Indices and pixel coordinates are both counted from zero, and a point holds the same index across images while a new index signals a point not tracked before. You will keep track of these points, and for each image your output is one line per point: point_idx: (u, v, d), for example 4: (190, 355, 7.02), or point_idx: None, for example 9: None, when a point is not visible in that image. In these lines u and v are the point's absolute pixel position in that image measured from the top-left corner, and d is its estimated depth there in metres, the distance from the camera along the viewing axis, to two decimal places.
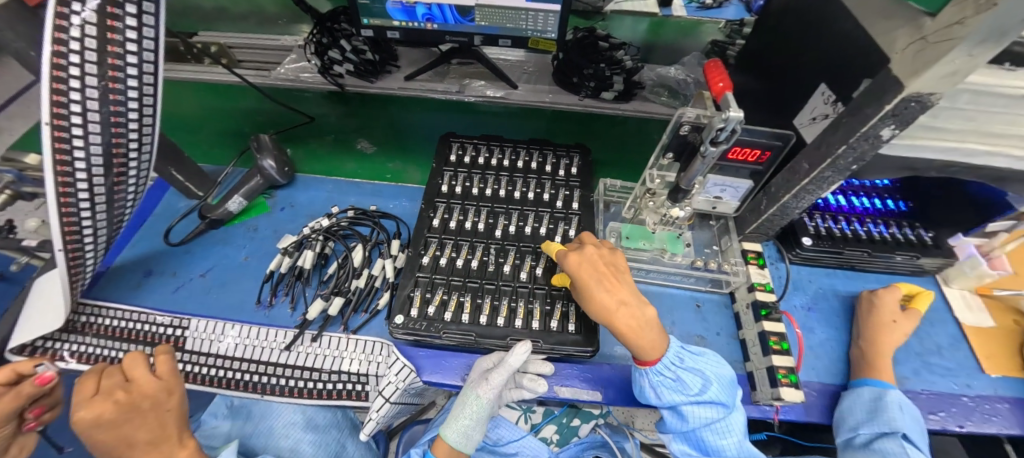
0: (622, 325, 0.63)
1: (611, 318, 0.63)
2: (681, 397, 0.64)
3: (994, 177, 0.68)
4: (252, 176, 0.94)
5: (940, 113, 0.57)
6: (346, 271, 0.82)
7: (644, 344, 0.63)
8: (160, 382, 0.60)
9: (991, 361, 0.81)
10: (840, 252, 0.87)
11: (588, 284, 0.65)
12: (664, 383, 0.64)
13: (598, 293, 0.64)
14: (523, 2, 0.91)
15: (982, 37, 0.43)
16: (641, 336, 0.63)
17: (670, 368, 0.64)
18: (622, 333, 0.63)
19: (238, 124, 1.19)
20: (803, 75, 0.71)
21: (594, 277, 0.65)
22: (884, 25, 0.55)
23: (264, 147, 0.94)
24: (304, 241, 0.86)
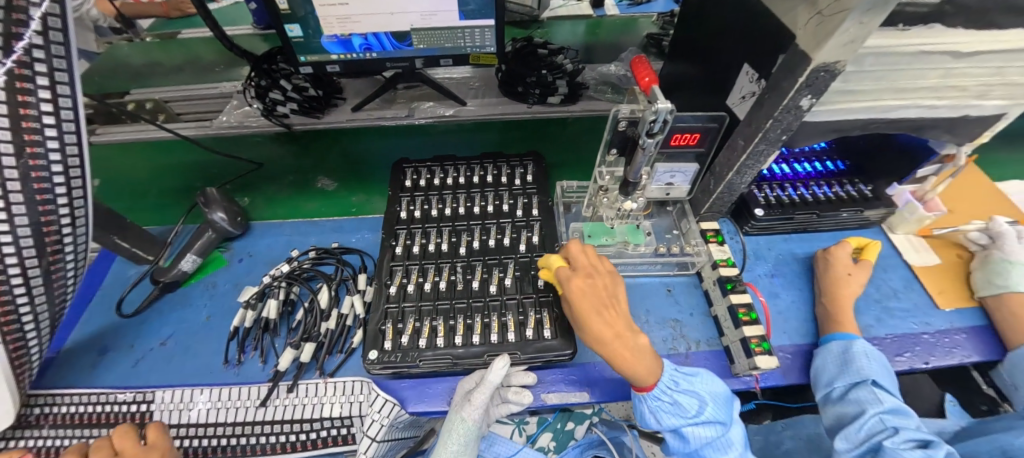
0: (618, 356, 0.63)
1: (608, 349, 0.63)
2: (681, 416, 0.66)
3: (914, 127, 0.73)
4: (203, 232, 0.91)
5: (850, 77, 0.61)
6: (314, 314, 0.79)
7: (640, 375, 0.63)
8: (153, 449, 0.62)
9: (943, 296, 0.86)
10: (791, 218, 0.91)
11: (588, 313, 0.64)
12: (664, 404, 0.66)
13: (597, 322, 0.63)
14: (456, 21, 0.93)
15: (868, 6, 0.47)
16: (638, 366, 0.63)
17: (671, 392, 0.65)
18: (618, 364, 0.63)
19: (186, 179, 1.14)
20: (726, 57, 0.75)
21: (595, 306, 0.64)
22: (784, 5, 0.60)
23: (212, 199, 0.91)
24: (265, 290, 0.83)
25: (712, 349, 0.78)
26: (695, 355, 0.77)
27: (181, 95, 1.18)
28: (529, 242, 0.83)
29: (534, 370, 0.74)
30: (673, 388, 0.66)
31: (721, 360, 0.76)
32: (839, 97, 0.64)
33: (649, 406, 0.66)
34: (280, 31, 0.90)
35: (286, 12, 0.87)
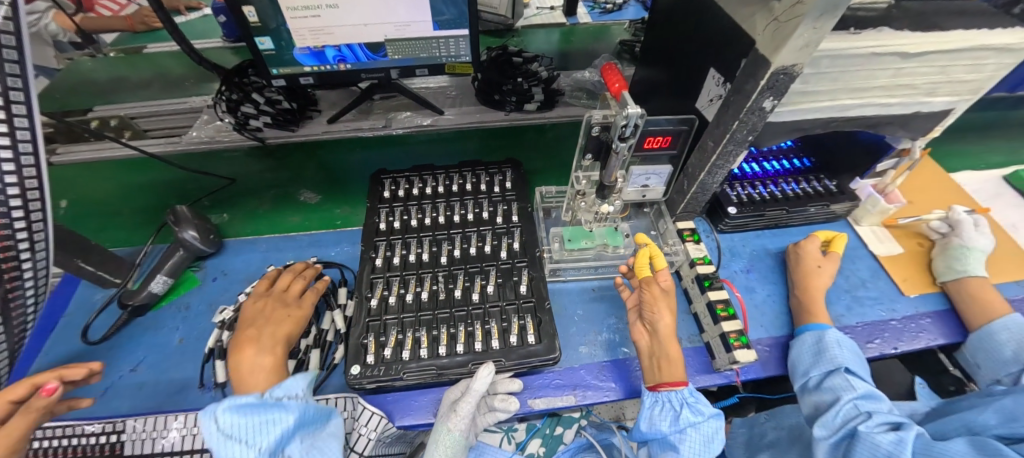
0: (675, 348, 0.70)
1: (670, 338, 0.70)
2: (706, 414, 0.68)
3: (870, 125, 0.77)
4: (175, 250, 0.88)
5: (809, 79, 0.64)
6: None
7: (680, 372, 0.68)
8: (300, 300, 0.77)
9: (908, 283, 0.90)
10: (763, 214, 0.94)
11: (668, 306, 0.72)
12: (694, 402, 0.68)
13: (671, 313, 0.72)
14: (431, 31, 0.93)
15: (819, 12, 0.50)
16: (682, 364, 0.69)
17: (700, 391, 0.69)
18: (671, 352, 0.69)
19: (160, 198, 1.11)
20: (693, 62, 0.77)
21: (673, 306, 0.73)
22: (743, 12, 0.62)
23: (184, 217, 0.88)
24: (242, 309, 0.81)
25: (693, 346, 0.80)
26: (677, 353, 0.78)
27: (148, 111, 1.15)
28: (510, 248, 0.83)
29: (520, 376, 0.74)
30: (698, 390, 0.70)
31: (702, 356, 0.78)
32: (800, 97, 0.67)
33: (685, 406, 0.67)
34: (250, 44, 0.89)
35: (256, 24, 0.86)
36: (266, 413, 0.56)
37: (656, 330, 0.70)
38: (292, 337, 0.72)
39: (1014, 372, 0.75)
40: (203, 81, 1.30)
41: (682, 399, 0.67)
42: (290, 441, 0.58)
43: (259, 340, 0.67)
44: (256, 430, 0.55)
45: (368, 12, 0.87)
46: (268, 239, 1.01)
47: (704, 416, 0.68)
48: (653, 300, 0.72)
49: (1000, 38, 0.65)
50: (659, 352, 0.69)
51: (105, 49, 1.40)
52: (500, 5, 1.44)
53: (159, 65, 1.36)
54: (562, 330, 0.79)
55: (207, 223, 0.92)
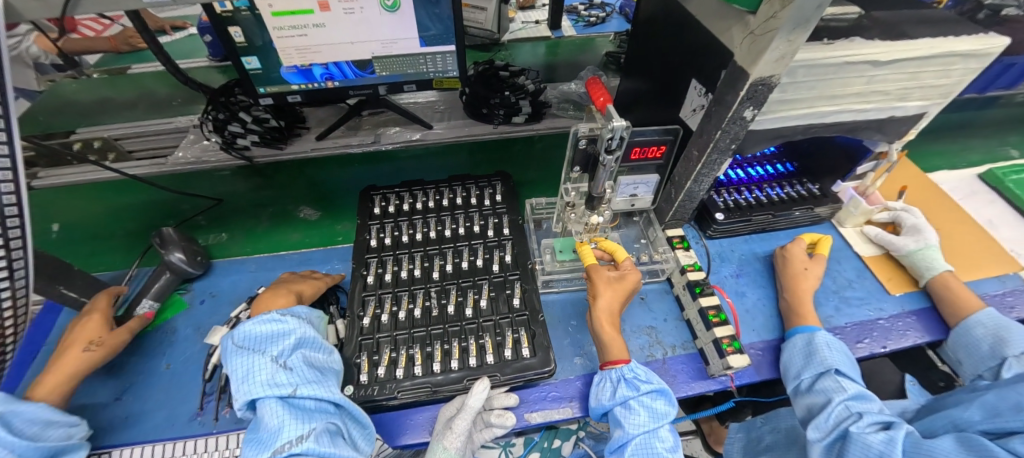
0: (612, 329, 0.72)
1: (607, 320, 0.72)
2: (646, 390, 0.66)
3: (847, 130, 0.79)
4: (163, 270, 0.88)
5: (787, 88, 0.66)
6: None
7: (617, 351, 0.69)
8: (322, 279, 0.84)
9: (893, 283, 0.92)
10: (749, 219, 0.96)
11: (609, 291, 0.74)
12: (633, 379, 0.67)
13: (612, 297, 0.74)
14: (418, 48, 0.94)
15: (793, 25, 0.52)
16: (621, 344, 0.71)
17: (642, 370, 0.68)
18: (605, 332, 0.71)
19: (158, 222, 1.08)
20: (675, 72, 0.79)
21: (618, 291, 0.74)
22: (719, 25, 0.64)
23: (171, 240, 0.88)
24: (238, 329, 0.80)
25: (687, 352, 0.80)
26: (671, 360, 0.79)
27: (133, 132, 1.13)
28: (502, 261, 0.83)
29: (515, 391, 0.73)
30: (644, 369, 0.69)
31: (697, 362, 0.78)
32: (778, 106, 0.69)
33: (622, 382, 0.67)
34: (237, 64, 0.89)
35: (243, 44, 0.86)
36: (277, 326, 0.63)
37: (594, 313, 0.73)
38: (308, 298, 0.77)
39: (993, 366, 0.77)
40: (193, 102, 1.31)
41: (620, 378, 0.67)
42: (293, 353, 0.61)
43: (278, 290, 0.75)
44: (266, 339, 0.61)
45: (355, 31, 0.87)
46: (257, 258, 0.99)
47: (641, 391, 0.66)
48: (594, 285, 0.75)
49: (967, 45, 0.68)
50: (598, 333, 0.72)
51: (89, 73, 1.40)
52: (485, 20, 1.46)
53: (144, 86, 1.37)
54: (555, 343, 0.78)
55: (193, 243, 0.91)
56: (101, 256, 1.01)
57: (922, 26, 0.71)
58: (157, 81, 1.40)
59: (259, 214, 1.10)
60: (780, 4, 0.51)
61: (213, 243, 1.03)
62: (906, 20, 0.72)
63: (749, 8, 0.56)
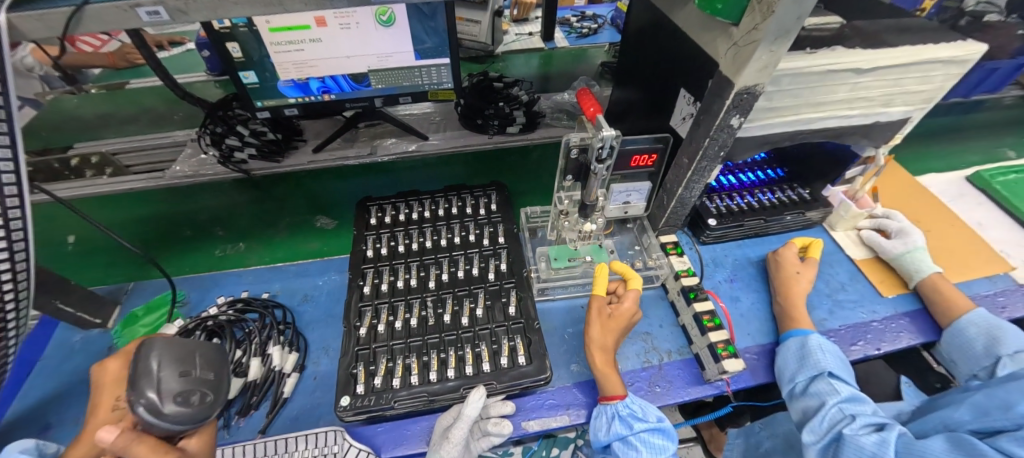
0: (606, 365, 0.71)
1: (601, 360, 0.71)
2: (642, 428, 0.65)
3: (834, 136, 0.81)
4: (190, 348, 0.54)
5: (772, 96, 0.67)
6: (273, 376, 0.75)
7: (613, 386, 0.68)
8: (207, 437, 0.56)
9: (885, 285, 0.93)
10: (742, 224, 0.97)
11: (602, 330, 0.74)
12: (629, 416, 0.65)
13: (605, 337, 0.73)
14: (413, 61, 0.96)
15: (774, 37, 0.54)
16: (617, 379, 0.69)
17: (639, 404, 0.67)
18: (600, 369, 0.70)
19: (172, 227, 1.10)
20: (664, 82, 0.81)
21: (612, 330, 0.73)
22: (705, 37, 0.66)
23: (154, 357, 0.52)
24: (241, 339, 0.79)
25: (683, 357, 0.80)
26: (667, 365, 0.79)
27: (132, 147, 1.15)
28: (497, 269, 0.84)
29: (512, 399, 0.73)
30: (641, 402, 0.68)
31: (693, 368, 0.79)
32: (765, 113, 0.70)
33: (616, 419, 0.66)
34: (234, 78, 0.90)
35: (241, 59, 0.88)
36: None
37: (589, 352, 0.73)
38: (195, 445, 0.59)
39: (987, 365, 0.77)
40: (192, 117, 1.33)
41: (615, 415, 0.66)
42: None
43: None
44: None
45: (350, 45, 0.89)
46: (253, 271, 0.97)
47: (636, 428, 0.64)
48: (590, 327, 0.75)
49: (946, 51, 0.70)
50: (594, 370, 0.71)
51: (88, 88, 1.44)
52: (479, 33, 1.49)
53: (141, 101, 1.40)
54: (551, 350, 0.79)
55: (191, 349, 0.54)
56: (100, 270, 1.00)
57: (902, 34, 0.73)
58: (155, 97, 1.42)
59: (276, 224, 1.11)
60: (760, 17, 0.53)
61: (231, 253, 1.05)
62: (886, 29, 0.74)
63: (731, 20, 0.58)
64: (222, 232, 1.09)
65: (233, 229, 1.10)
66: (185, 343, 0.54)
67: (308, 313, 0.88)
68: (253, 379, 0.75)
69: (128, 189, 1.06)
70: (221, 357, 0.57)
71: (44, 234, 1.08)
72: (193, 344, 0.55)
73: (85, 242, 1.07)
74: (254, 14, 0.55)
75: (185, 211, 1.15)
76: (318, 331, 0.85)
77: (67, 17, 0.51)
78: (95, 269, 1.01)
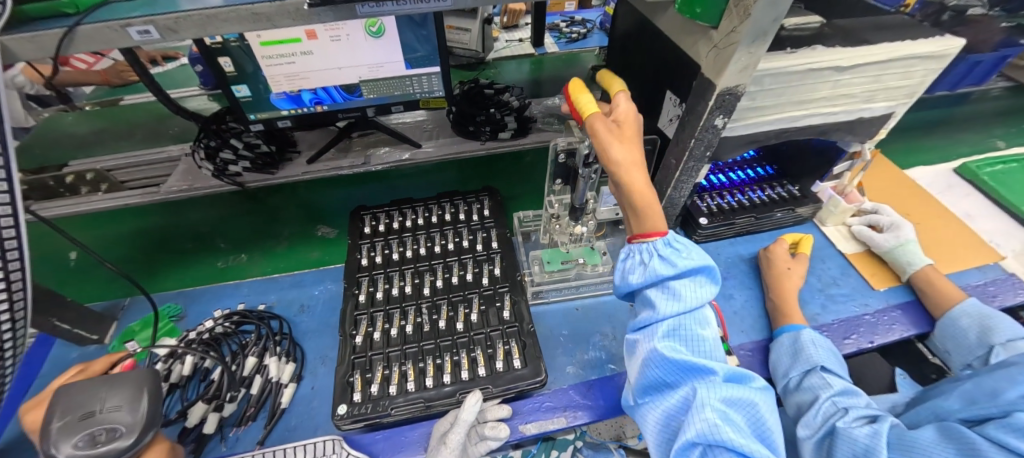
0: (645, 191, 0.59)
1: (637, 185, 0.59)
2: (685, 267, 0.59)
3: (819, 133, 0.82)
4: (101, 385, 0.57)
5: (754, 96, 0.68)
6: (271, 387, 0.76)
7: (654, 219, 0.60)
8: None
9: (876, 278, 0.94)
10: (733, 223, 0.98)
11: (621, 144, 0.60)
12: (669, 254, 0.60)
13: (630, 149, 0.59)
14: (403, 70, 0.97)
15: (752, 39, 0.55)
16: (656, 207, 0.61)
17: (680, 242, 0.61)
18: (638, 198, 0.59)
19: (171, 241, 1.10)
20: (650, 84, 0.82)
21: (630, 140, 0.60)
22: (687, 40, 0.67)
23: (58, 406, 0.54)
24: (238, 352, 0.80)
25: None
26: None
27: (127, 163, 1.17)
28: (491, 274, 0.85)
29: (509, 403, 0.73)
30: (683, 242, 0.62)
31: None
32: (749, 113, 0.71)
33: (656, 257, 0.60)
34: (227, 92, 0.91)
35: (233, 73, 0.89)
36: None
37: (611, 173, 0.60)
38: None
39: (981, 354, 0.78)
40: (186, 132, 1.34)
41: (654, 251, 0.61)
42: None
43: None
44: None
45: (341, 56, 0.90)
46: (250, 283, 0.97)
47: (677, 265, 0.58)
48: (604, 147, 0.60)
49: (924, 47, 0.72)
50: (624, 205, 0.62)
51: (82, 105, 1.46)
52: (470, 41, 1.50)
53: (135, 117, 1.42)
54: (547, 353, 0.79)
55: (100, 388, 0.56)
56: (94, 285, 1.00)
57: (881, 31, 0.74)
58: (150, 113, 1.44)
59: (277, 235, 1.11)
60: (738, 20, 0.55)
61: (233, 264, 1.04)
62: (865, 27, 0.75)
63: (711, 24, 0.59)
64: (224, 243, 1.10)
65: (235, 241, 1.10)
66: (90, 383, 0.57)
67: (304, 323, 0.88)
68: (251, 391, 0.75)
69: (124, 204, 1.07)
70: (136, 382, 0.58)
71: (43, 251, 1.09)
72: (105, 379, 0.57)
73: (86, 257, 1.08)
74: (242, 31, 0.56)
75: (188, 225, 1.15)
76: (315, 341, 0.85)
77: (59, 38, 0.52)
78: (91, 284, 1.01)
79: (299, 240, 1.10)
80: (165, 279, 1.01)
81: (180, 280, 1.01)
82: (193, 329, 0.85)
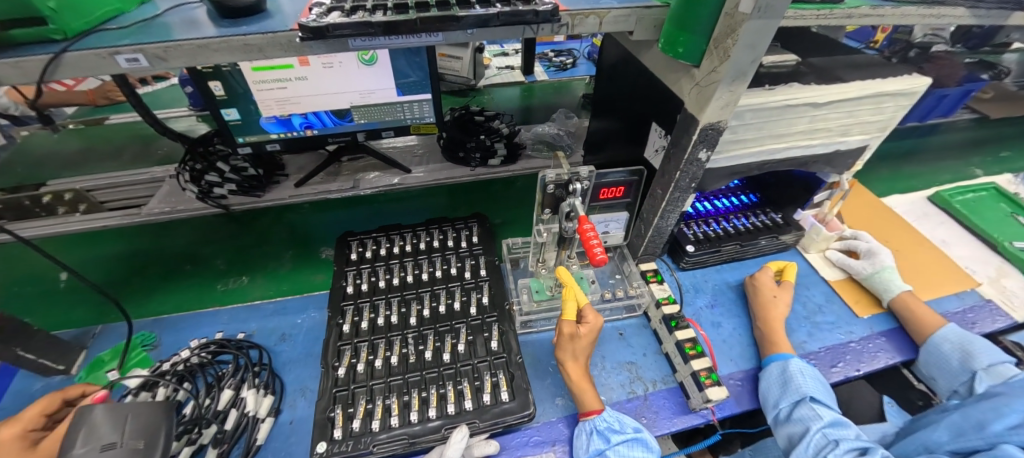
0: (581, 380, 0.71)
1: (577, 374, 0.71)
2: (617, 439, 0.64)
3: (799, 164, 0.85)
4: (123, 410, 0.60)
5: (736, 129, 0.70)
6: (246, 422, 0.73)
7: (589, 400, 0.68)
8: None
9: (860, 305, 0.96)
10: (719, 250, 0.99)
11: (573, 349, 0.72)
12: (605, 430, 0.66)
13: (577, 349, 0.71)
14: (395, 97, 0.98)
15: (732, 78, 0.57)
16: (591, 391, 0.70)
17: (613, 414, 0.67)
18: (575, 385, 0.70)
19: (164, 262, 1.08)
20: (637, 115, 0.84)
21: (584, 347, 0.71)
22: (672, 76, 0.70)
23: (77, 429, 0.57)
24: (215, 384, 0.77)
25: (668, 386, 0.80)
26: (652, 395, 0.79)
27: (107, 184, 1.15)
28: (479, 303, 0.84)
29: (496, 437, 0.71)
30: (617, 412, 0.68)
31: (678, 397, 0.79)
32: (731, 145, 0.74)
33: (593, 434, 0.66)
34: (216, 116, 0.91)
35: (222, 97, 0.89)
36: None
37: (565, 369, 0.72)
38: None
39: (965, 380, 0.78)
40: (173, 153, 1.34)
41: (591, 431, 0.66)
42: None
43: None
44: None
45: (334, 82, 0.91)
46: (230, 310, 0.95)
47: (613, 441, 0.64)
48: (561, 347, 0.72)
49: (894, 86, 0.75)
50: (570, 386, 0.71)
51: (64, 124, 1.45)
52: (461, 68, 1.53)
53: (119, 137, 1.41)
54: (536, 383, 0.78)
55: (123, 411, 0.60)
56: (78, 308, 0.97)
57: (854, 70, 0.78)
58: (136, 134, 1.42)
59: (280, 256, 1.10)
60: (718, 60, 0.57)
61: (233, 287, 1.02)
62: (839, 65, 0.79)
63: (692, 62, 0.62)
64: (225, 264, 1.08)
65: (235, 261, 1.09)
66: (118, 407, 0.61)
67: (285, 353, 0.86)
68: (224, 426, 0.71)
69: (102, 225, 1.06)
70: (158, 417, 0.62)
71: (28, 272, 1.06)
72: (128, 406, 0.61)
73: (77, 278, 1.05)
74: (234, 61, 0.56)
75: (187, 247, 1.13)
76: (295, 372, 0.83)
77: (44, 63, 0.51)
78: (76, 307, 0.97)
79: (302, 262, 1.08)
80: (154, 303, 0.98)
81: (174, 303, 0.98)
82: (167, 359, 0.82)
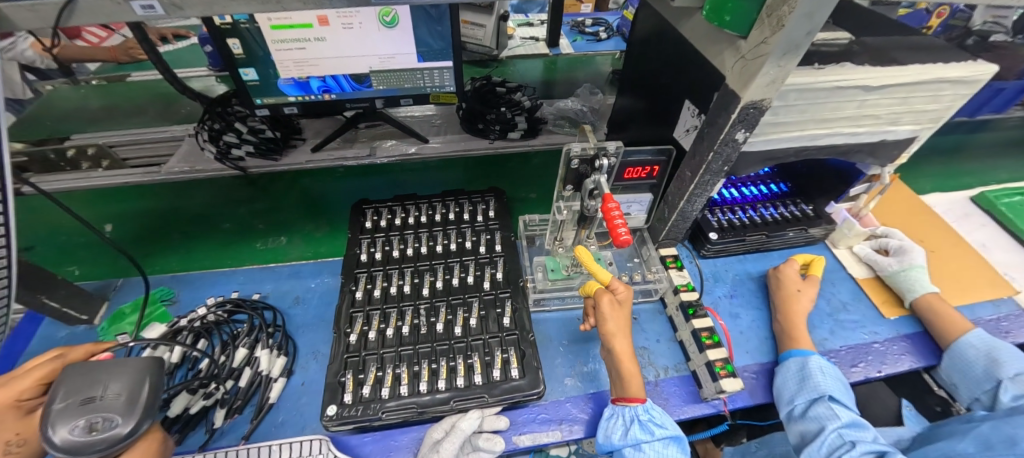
0: (629, 362, 0.67)
1: (624, 350, 0.67)
2: (661, 435, 0.63)
3: (840, 152, 0.80)
4: (109, 367, 0.55)
5: (778, 111, 0.66)
6: (258, 381, 0.73)
7: (634, 387, 0.65)
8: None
9: (887, 307, 0.91)
10: (743, 239, 0.96)
11: (616, 320, 0.69)
12: (648, 421, 0.64)
13: (619, 321, 0.69)
14: (416, 63, 0.95)
15: (782, 51, 0.53)
16: (637, 378, 0.66)
17: (659, 411, 0.66)
18: (624, 366, 0.66)
19: (203, 219, 1.09)
20: (669, 92, 0.79)
21: (623, 317, 0.70)
22: (713, 49, 0.65)
23: (61, 385, 0.52)
24: (229, 343, 0.77)
25: (680, 374, 0.78)
26: (664, 382, 0.77)
27: (129, 140, 1.16)
28: (493, 278, 0.82)
29: (504, 412, 0.71)
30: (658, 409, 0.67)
31: (689, 385, 0.77)
32: (770, 128, 0.69)
33: (635, 423, 0.63)
34: (234, 74, 0.88)
35: (241, 56, 0.86)
36: None
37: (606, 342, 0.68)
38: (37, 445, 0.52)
39: (989, 388, 0.75)
40: (195, 113, 1.34)
41: (634, 420, 0.64)
42: None
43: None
44: None
45: (355, 44, 0.88)
46: (245, 270, 0.95)
47: (655, 435, 0.63)
48: (603, 318, 0.69)
49: (956, 71, 0.69)
50: (613, 369, 0.68)
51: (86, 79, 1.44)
52: (484, 37, 1.48)
53: (141, 94, 1.40)
54: (546, 362, 0.77)
55: (103, 369, 0.55)
56: (119, 261, 0.98)
57: (912, 52, 0.72)
58: (157, 91, 1.42)
59: (305, 221, 1.10)
60: (769, 30, 0.52)
61: (272, 247, 1.03)
62: (896, 46, 0.72)
63: (739, 33, 0.57)
64: (261, 224, 1.08)
65: (267, 221, 1.09)
66: (90, 367, 0.54)
67: (299, 316, 0.86)
68: (239, 383, 0.73)
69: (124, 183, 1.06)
70: (143, 370, 0.56)
71: (73, 223, 1.08)
72: (106, 364, 0.55)
73: (120, 230, 1.06)
74: (252, 12, 0.53)
75: (224, 206, 1.14)
76: (308, 336, 0.83)
77: (59, 9, 0.48)
78: (117, 261, 0.98)
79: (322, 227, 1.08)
80: (201, 255, 1.00)
81: (215, 259, 0.99)
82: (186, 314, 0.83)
